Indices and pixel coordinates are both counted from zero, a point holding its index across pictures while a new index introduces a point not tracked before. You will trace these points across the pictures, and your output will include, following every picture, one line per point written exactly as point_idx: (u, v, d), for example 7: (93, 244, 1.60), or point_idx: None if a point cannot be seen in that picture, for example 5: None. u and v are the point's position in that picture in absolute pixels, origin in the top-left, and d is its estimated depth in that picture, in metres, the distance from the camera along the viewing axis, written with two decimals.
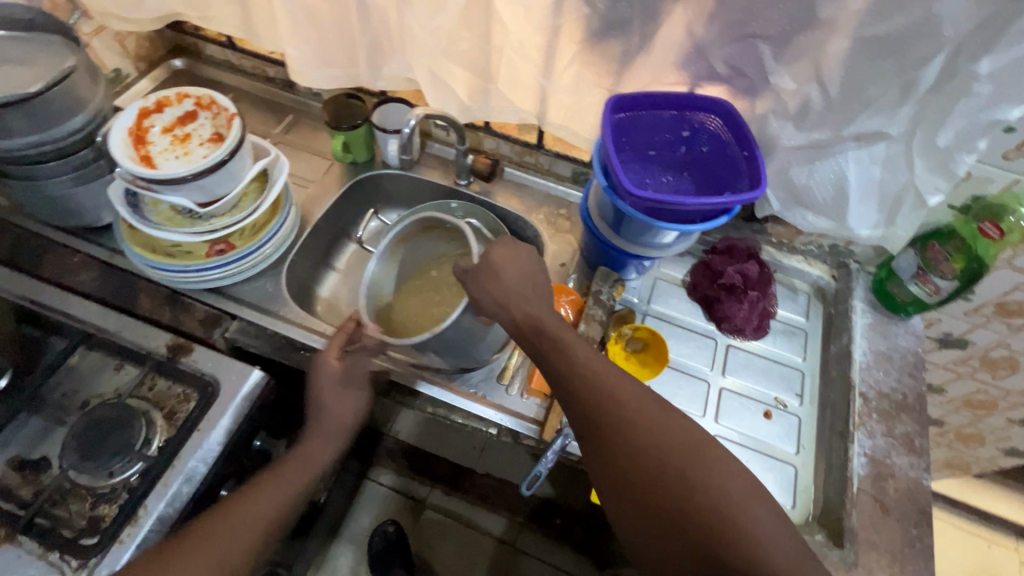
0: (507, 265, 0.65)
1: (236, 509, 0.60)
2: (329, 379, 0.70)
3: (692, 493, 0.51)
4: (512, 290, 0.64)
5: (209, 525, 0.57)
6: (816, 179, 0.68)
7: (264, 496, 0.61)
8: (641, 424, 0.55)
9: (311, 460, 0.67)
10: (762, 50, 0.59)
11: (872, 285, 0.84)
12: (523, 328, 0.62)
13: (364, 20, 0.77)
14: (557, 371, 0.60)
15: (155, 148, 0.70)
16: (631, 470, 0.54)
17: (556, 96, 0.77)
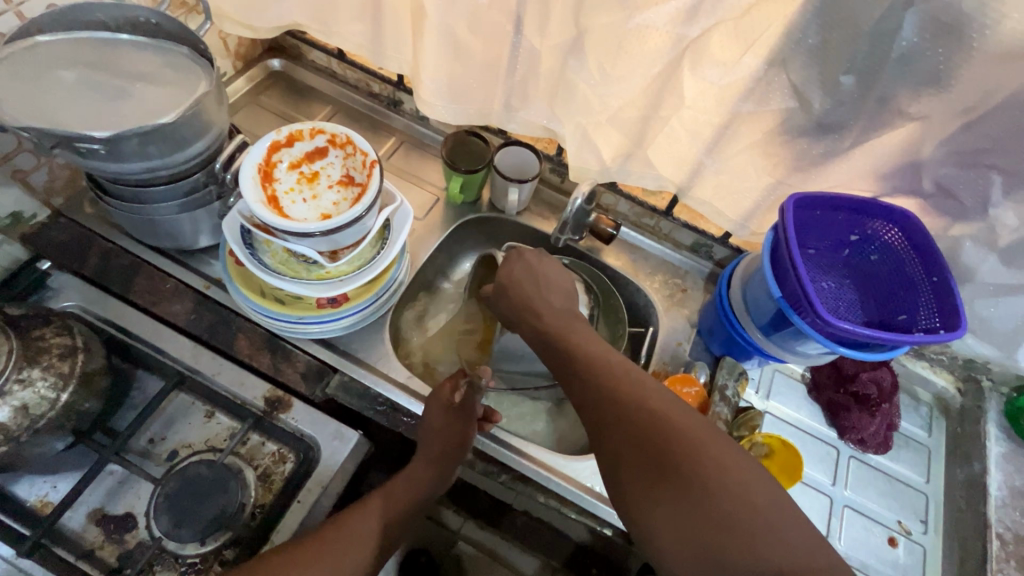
0: (521, 272, 0.68)
1: (347, 527, 0.59)
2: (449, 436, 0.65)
3: (700, 484, 0.47)
4: (528, 295, 0.66)
5: (322, 540, 0.57)
6: (1001, 313, 0.62)
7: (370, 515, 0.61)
8: (647, 399, 0.53)
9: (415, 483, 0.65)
10: (992, 179, 0.54)
11: (1005, 408, 0.78)
12: (535, 331, 0.64)
13: (515, 63, 0.70)
14: (566, 360, 0.60)
15: (281, 188, 0.63)
16: (634, 457, 0.50)
17: (714, 176, 0.69)
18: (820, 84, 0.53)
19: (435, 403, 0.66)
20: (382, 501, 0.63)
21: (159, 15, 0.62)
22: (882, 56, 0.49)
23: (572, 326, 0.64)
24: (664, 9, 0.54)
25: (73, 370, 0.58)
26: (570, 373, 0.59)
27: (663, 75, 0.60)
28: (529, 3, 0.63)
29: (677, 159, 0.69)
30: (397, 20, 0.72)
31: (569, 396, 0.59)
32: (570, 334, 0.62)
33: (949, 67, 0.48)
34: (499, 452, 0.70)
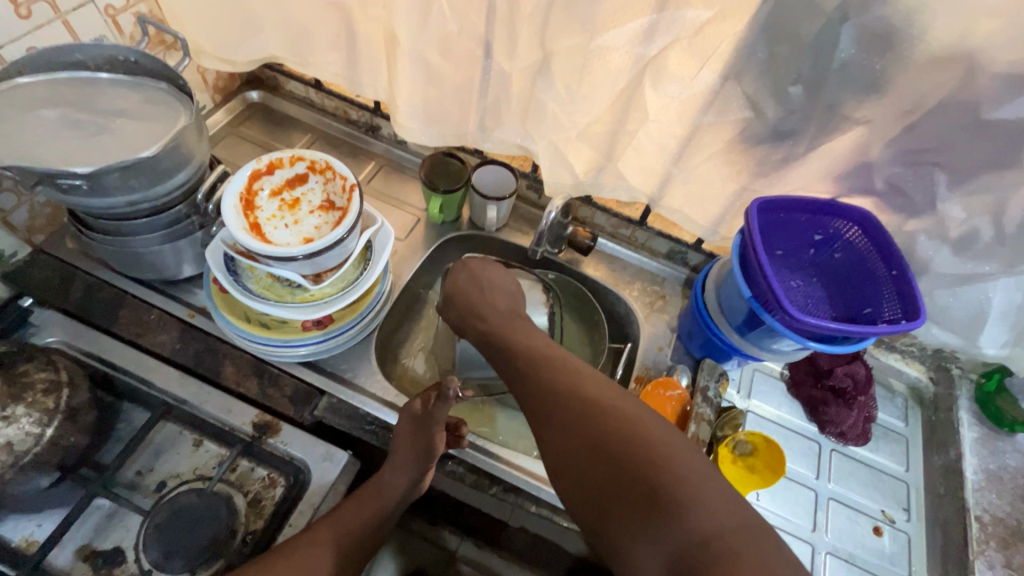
0: (466, 279, 0.72)
1: (317, 539, 0.58)
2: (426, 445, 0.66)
3: (636, 459, 0.48)
4: (473, 300, 0.70)
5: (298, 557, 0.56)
6: (958, 301, 0.66)
7: (342, 524, 0.61)
8: (582, 384, 0.55)
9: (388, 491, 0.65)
10: (937, 176, 0.57)
11: (976, 395, 0.82)
12: (481, 335, 0.66)
13: (487, 85, 0.73)
14: (509, 360, 0.62)
15: (263, 215, 0.65)
16: (568, 444, 0.51)
17: (681, 183, 0.72)
18: (772, 95, 0.57)
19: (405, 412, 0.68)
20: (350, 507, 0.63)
21: (138, 54, 0.63)
22: (826, 67, 0.52)
23: (516, 326, 0.66)
24: (622, 30, 0.57)
25: (58, 405, 0.59)
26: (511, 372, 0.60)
27: (626, 91, 0.63)
28: (498, 29, 0.66)
29: (647, 170, 0.72)
30: (372, 50, 0.75)
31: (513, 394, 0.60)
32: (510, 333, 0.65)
33: (888, 76, 0.51)
34: (488, 464, 0.71)
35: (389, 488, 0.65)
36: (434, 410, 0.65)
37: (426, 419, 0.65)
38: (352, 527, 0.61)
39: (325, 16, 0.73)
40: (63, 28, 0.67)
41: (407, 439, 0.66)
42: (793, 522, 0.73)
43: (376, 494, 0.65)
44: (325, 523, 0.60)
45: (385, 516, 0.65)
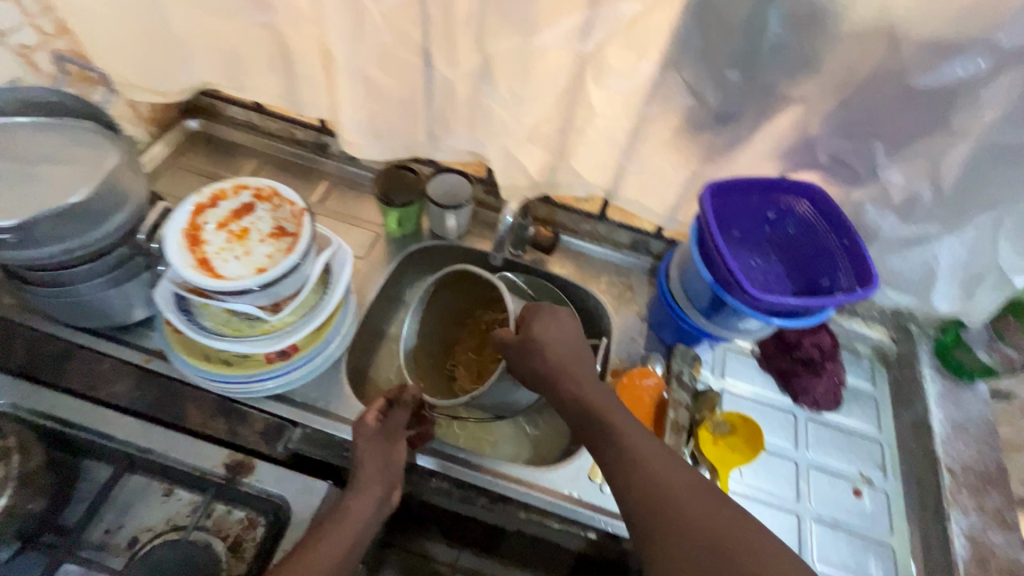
0: (552, 331, 0.69)
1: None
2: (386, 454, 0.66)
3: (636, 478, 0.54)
4: (552, 358, 0.67)
5: None
6: (907, 265, 0.68)
7: (311, 562, 0.56)
8: (590, 409, 0.62)
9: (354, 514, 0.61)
10: (876, 147, 0.58)
11: (935, 349, 0.85)
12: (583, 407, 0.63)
13: (431, 94, 0.72)
14: (613, 440, 0.58)
15: (211, 249, 0.61)
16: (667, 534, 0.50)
17: (635, 175, 0.73)
18: (710, 81, 0.57)
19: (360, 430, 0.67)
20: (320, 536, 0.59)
21: (57, 93, 0.60)
22: (759, 49, 0.53)
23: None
24: (558, 29, 0.57)
25: (9, 471, 0.55)
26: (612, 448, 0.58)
27: (570, 88, 0.63)
28: (436, 37, 0.65)
29: (601, 165, 0.73)
30: (308, 68, 0.73)
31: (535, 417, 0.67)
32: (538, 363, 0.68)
33: (818, 54, 0.52)
34: (475, 475, 0.71)
35: (356, 515, 0.61)
36: (392, 420, 0.68)
37: (384, 430, 0.67)
38: (324, 562, 0.56)
39: (255, 38, 0.70)
40: None
41: (372, 456, 0.65)
42: (777, 495, 0.74)
43: (343, 522, 0.60)
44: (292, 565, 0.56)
45: (359, 546, 0.60)
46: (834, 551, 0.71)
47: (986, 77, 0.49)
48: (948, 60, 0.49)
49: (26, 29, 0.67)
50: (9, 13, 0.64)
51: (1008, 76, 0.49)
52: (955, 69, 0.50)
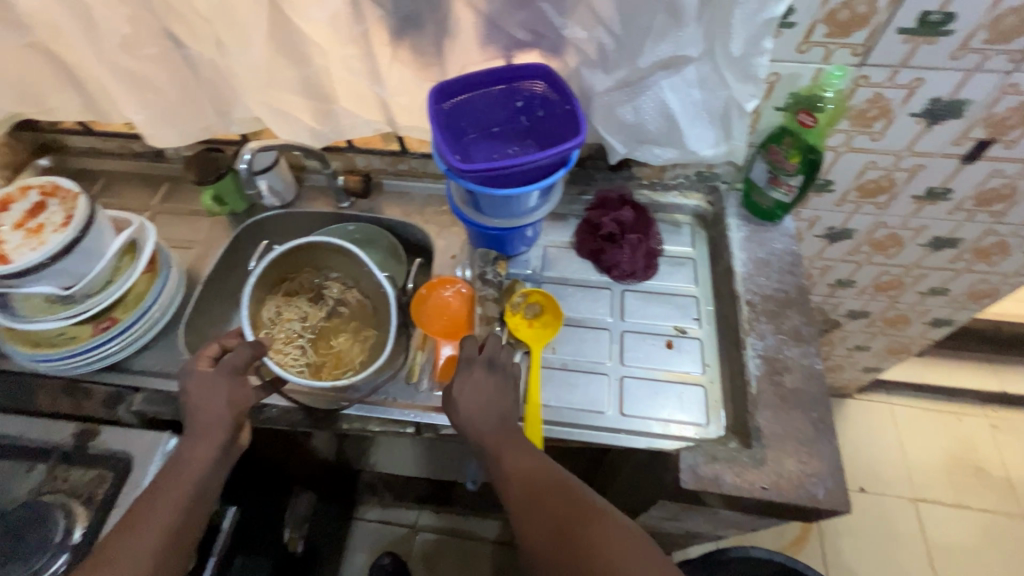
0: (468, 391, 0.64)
1: (119, 543, 0.58)
2: (229, 395, 0.67)
3: (572, 539, 0.54)
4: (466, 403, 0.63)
5: (104, 554, 0.57)
6: (644, 115, 0.71)
7: (147, 519, 0.59)
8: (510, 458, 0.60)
9: (191, 466, 0.63)
10: (545, 8, 0.63)
11: (742, 199, 0.87)
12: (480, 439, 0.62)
13: (195, 72, 0.79)
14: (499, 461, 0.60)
15: (8, 246, 0.70)
16: (550, 543, 0.55)
17: (394, 100, 0.78)
18: None
19: (193, 379, 0.67)
20: (154, 498, 0.61)
21: None
22: None
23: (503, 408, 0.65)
24: None
25: None
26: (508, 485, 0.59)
27: (284, 30, 0.69)
28: (164, 16, 0.72)
29: (360, 97, 0.79)
30: (88, 76, 0.81)
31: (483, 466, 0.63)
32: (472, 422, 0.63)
33: None
34: (298, 401, 0.76)
35: (194, 462, 0.63)
36: (227, 358, 0.69)
37: (218, 371, 0.67)
38: (161, 518, 0.60)
39: (32, 61, 0.79)
40: None
41: (207, 402, 0.65)
42: (590, 361, 0.78)
43: (178, 474, 0.63)
44: (131, 520, 0.60)
45: (204, 489, 0.63)
46: (645, 398, 0.74)
47: None
48: None
49: None
50: None
51: None
52: None
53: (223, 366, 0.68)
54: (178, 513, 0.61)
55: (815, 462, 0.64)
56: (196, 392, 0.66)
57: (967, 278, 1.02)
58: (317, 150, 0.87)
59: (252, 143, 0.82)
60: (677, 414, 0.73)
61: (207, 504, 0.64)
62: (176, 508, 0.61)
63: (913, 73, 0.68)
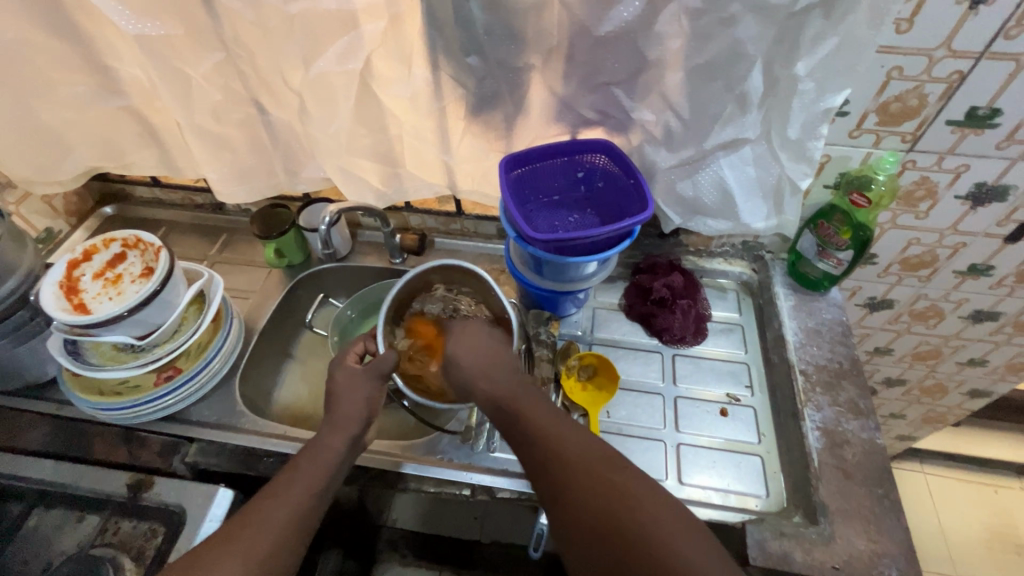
0: (460, 349, 0.69)
1: (251, 517, 0.58)
2: (368, 395, 0.70)
3: (618, 511, 0.52)
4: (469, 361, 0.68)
5: (238, 528, 0.57)
6: (701, 189, 0.75)
7: (278, 499, 0.60)
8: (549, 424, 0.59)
9: (325, 453, 0.65)
10: (617, 93, 0.67)
11: (788, 269, 0.90)
12: (489, 398, 0.64)
13: (273, 135, 0.84)
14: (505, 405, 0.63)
15: (88, 295, 0.72)
16: (583, 511, 0.53)
17: (459, 167, 0.83)
18: (462, 69, 0.67)
19: (341, 371, 0.71)
20: (290, 476, 0.62)
21: None
22: (477, 36, 0.62)
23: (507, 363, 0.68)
24: (327, 55, 0.67)
25: None
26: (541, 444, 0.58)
27: (367, 102, 0.74)
28: (254, 86, 0.77)
29: (427, 163, 0.83)
30: (170, 135, 0.85)
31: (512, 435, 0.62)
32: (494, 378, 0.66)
33: (526, 27, 0.61)
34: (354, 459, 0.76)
35: (328, 450, 0.65)
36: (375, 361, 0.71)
37: (367, 373, 0.70)
38: (291, 498, 0.60)
39: (119, 121, 0.84)
40: None
41: (350, 393, 0.69)
42: (644, 426, 0.78)
43: (312, 458, 0.64)
44: (264, 498, 0.60)
45: (332, 479, 0.64)
46: (703, 467, 0.74)
47: (654, 13, 0.58)
48: (613, 7, 0.58)
49: None
50: None
51: (671, 9, 0.57)
52: (624, 13, 0.58)
53: (371, 368, 0.70)
54: (305, 498, 0.61)
55: (885, 541, 0.63)
56: (339, 386, 0.70)
57: (1006, 350, 1.03)
58: (379, 208, 0.89)
59: (334, 208, 0.85)
60: (737, 484, 0.72)
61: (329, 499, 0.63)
62: (302, 492, 0.61)
63: (959, 160, 0.72)
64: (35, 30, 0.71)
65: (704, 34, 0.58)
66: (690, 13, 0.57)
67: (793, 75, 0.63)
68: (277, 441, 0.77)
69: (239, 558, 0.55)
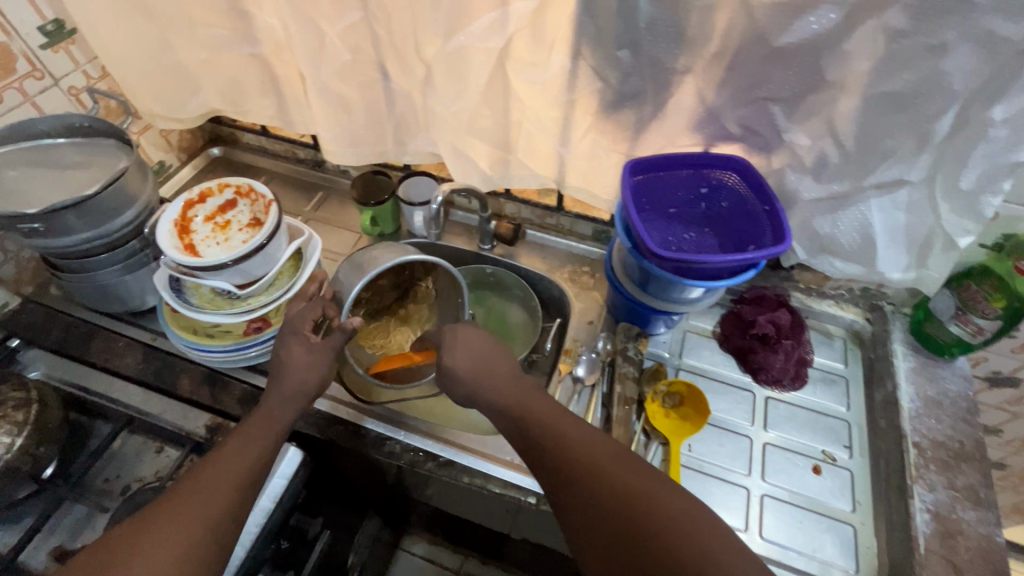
0: (464, 360, 0.65)
1: (206, 480, 0.57)
2: (309, 367, 0.67)
3: (654, 533, 0.48)
4: (467, 377, 0.64)
5: (189, 487, 0.56)
6: (840, 228, 0.68)
7: (228, 461, 0.59)
8: (572, 442, 0.56)
9: (275, 420, 0.64)
10: (774, 110, 0.61)
11: (909, 326, 0.81)
12: (500, 410, 0.62)
13: (391, 104, 0.83)
14: (531, 437, 0.59)
15: (198, 237, 0.73)
16: (617, 534, 0.50)
17: (573, 162, 0.78)
18: (607, 63, 0.63)
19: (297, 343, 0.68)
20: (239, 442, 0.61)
21: (89, 118, 0.76)
22: (637, 28, 0.58)
23: (498, 365, 0.65)
24: (472, 30, 0.64)
25: (26, 418, 0.67)
26: (565, 467, 0.55)
27: (496, 83, 0.71)
28: (384, 50, 0.75)
29: (540, 153, 0.79)
30: (290, 89, 0.85)
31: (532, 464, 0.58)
32: (516, 394, 0.62)
33: (693, 26, 0.56)
34: (425, 443, 0.74)
35: (276, 418, 0.64)
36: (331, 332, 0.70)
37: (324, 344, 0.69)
38: (240, 464, 0.59)
39: (246, 68, 0.84)
40: (31, 109, 0.81)
41: (290, 368, 0.66)
42: (726, 469, 0.73)
43: (261, 427, 0.63)
44: (209, 467, 0.59)
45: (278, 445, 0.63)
46: (787, 524, 0.69)
47: (847, 29, 0.52)
48: (802, 17, 0.52)
49: (75, 74, 0.85)
50: (63, 62, 0.83)
51: (867, 27, 0.51)
52: (813, 23, 0.52)
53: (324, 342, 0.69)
54: (256, 464, 0.60)
55: None
56: (297, 358, 0.67)
57: None
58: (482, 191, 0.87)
59: (448, 187, 0.82)
60: (822, 551, 0.67)
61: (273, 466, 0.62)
62: (255, 458, 0.60)
63: None
64: None
65: (899, 59, 0.52)
66: (889, 35, 0.51)
67: (989, 118, 0.55)
68: (357, 413, 0.77)
69: (196, 521, 0.53)
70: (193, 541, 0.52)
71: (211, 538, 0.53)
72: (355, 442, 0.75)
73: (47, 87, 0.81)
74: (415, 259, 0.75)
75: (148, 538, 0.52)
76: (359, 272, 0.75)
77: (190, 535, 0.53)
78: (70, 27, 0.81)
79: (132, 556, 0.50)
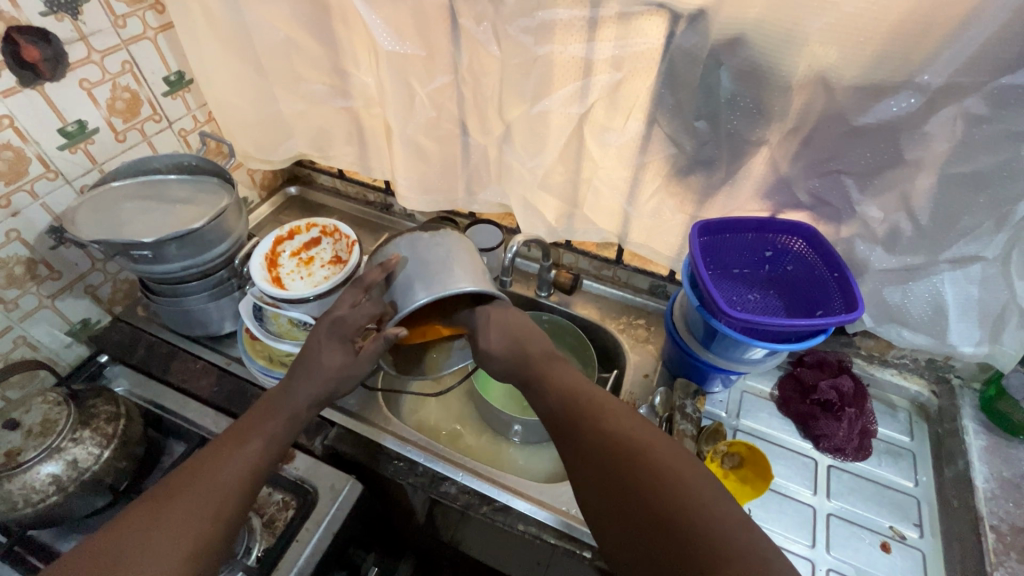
0: (496, 339, 0.67)
1: (211, 468, 0.56)
2: (342, 364, 0.65)
3: (657, 494, 0.47)
4: (501, 351, 0.66)
5: (195, 476, 0.55)
6: (911, 298, 0.68)
7: (237, 453, 0.57)
8: (591, 409, 0.56)
9: (286, 410, 0.62)
10: (847, 182, 0.64)
11: (980, 403, 0.79)
12: (529, 383, 0.63)
13: (467, 157, 0.88)
14: (551, 402, 0.60)
15: (283, 270, 0.80)
16: (619, 494, 0.49)
17: (639, 220, 0.80)
18: (684, 132, 0.66)
19: (331, 345, 0.65)
20: (250, 432, 0.60)
21: (196, 158, 0.85)
22: (717, 103, 0.62)
23: (534, 339, 0.67)
24: (557, 96, 0.69)
25: (116, 431, 0.71)
26: (582, 431, 0.55)
27: (573, 143, 0.75)
28: (467, 110, 0.81)
29: (607, 210, 0.82)
30: (374, 140, 0.91)
31: (551, 431, 0.59)
32: (549, 368, 0.63)
33: (771, 105, 0.60)
34: (480, 484, 0.75)
35: (292, 403, 0.63)
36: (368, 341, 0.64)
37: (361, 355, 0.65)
38: (246, 456, 0.58)
39: (335, 120, 0.91)
40: (147, 147, 0.90)
41: (323, 365, 0.63)
42: (788, 537, 0.71)
43: (269, 415, 0.62)
44: (216, 454, 0.57)
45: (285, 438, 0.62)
46: None
47: (924, 113, 0.55)
48: (882, 100, 0.55)
49: (186, 118, 0.94)
50: (178, 108, 0.92)
51: (946, 112, 0.54)
52: (891, 106, 0.55)
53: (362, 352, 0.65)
54: (263, 457, 0.59)
55: None
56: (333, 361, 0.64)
57: None
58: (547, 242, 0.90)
59: (523, 239, 0.85)
60: None
61: (279, 456, 0.60)
62: (263, 450, 0.59)
63: None
64: (301, 33, 0.79)
65: (978, 143, 0.55)
66: (968, 119, 0.54)
67: None
68: (414, 449, 0.78)
69: (194, 511, 0.52)
70: (201, 538, 0.51)
71: (219, 536, 0.52)
72: (414, 478, 0.76)
73: (162, 128, 0.91)
74: (459, 291, 0.63)
75: (153, 533, 0.50)
76: (428, 287, 0.64)
77: (199, 526, 0.51)
78: (187, 77, 0.92)
79: (138, 551, 0.49)
